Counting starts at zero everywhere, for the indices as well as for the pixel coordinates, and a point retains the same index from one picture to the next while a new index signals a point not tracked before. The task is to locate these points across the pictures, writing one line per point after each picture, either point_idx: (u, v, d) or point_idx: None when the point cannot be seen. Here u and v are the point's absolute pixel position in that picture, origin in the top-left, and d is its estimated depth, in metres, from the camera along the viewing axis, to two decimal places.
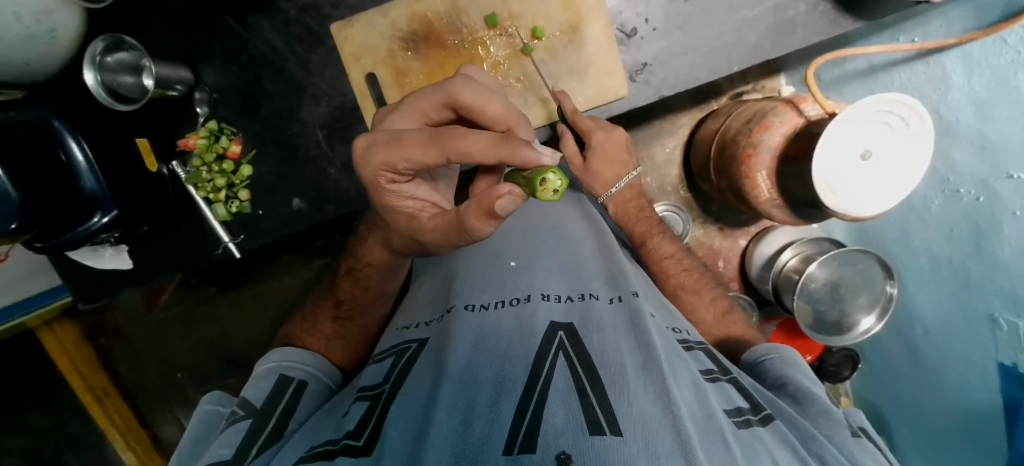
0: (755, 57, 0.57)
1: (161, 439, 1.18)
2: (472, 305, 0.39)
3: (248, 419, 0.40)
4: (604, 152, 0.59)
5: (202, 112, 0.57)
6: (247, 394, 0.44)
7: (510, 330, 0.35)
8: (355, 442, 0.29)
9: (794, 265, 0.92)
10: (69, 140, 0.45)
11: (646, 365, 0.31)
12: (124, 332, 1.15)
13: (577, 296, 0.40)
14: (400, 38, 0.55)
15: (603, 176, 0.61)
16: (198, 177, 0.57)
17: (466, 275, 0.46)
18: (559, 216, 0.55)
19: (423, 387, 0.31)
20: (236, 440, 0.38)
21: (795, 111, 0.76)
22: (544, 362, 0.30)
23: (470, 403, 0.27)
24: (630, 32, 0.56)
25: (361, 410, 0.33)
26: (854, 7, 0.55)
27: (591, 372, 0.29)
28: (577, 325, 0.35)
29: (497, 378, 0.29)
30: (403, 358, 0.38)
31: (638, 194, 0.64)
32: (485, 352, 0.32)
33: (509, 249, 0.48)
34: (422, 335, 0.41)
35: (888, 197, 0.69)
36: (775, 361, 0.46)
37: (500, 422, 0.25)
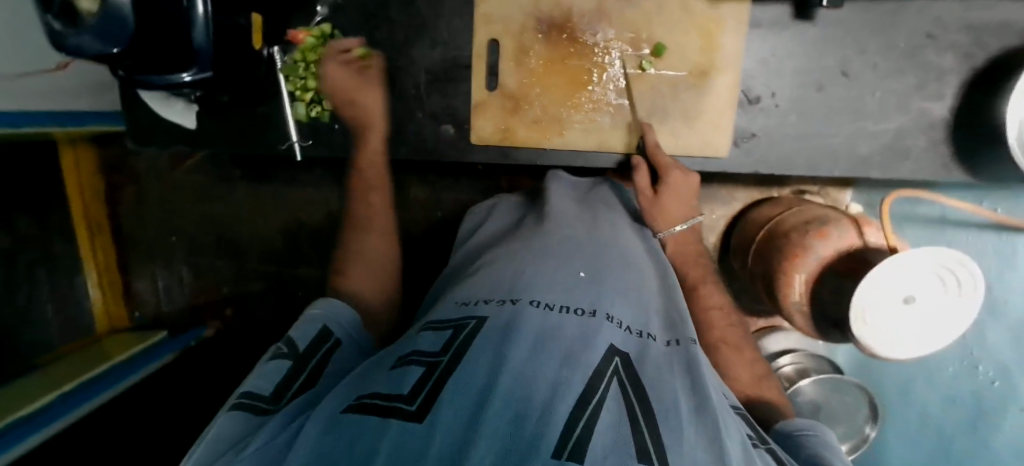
0: (857, 170, 0.57)
1: (132, 292, 1.19)
2: (538, 302, 0.39)
3: (287, 359, 0.39)
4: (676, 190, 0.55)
5: (320, 12, 0.57)
6: (290, 335, 0.42)
7: (574, 336, 0.35)
8: (407, 406, 0.28)
9: (789, 373, 0.89)
10: None
11: (699, 412, 0.32)
12: (139, 179, 1.14)
13: (638, 330, 0.40)
14: (537, 17, 0.54)
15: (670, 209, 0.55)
16: (293, 70, 0.56)
17: (531, 269, 0.45)
18: (627, 240, 0.54)
19: (481, 366, 0.31)
20: (273, 379, 0.36)
21: (857, 231, 0.76)
22: (601, 380, 0.31)
23: (524, 400, 0.27)
24: (752, 98, 0.55)
25: (417, 374, 0.32)
26: (971, 160, 0.55)
27: (644, 402, 0.31)
28: (634, 358, 0.36)
29: (553, 380, 0.29)
30: (462, 331, 0.37)
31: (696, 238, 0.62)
32: (545, 353, 0.32)
33: (580, 258, 0.48)
34: (482, 314, 0.39)
35: (911, 345, 0.69)
36: (811, 439, 0.42)
37: (551, 424, 0.25)
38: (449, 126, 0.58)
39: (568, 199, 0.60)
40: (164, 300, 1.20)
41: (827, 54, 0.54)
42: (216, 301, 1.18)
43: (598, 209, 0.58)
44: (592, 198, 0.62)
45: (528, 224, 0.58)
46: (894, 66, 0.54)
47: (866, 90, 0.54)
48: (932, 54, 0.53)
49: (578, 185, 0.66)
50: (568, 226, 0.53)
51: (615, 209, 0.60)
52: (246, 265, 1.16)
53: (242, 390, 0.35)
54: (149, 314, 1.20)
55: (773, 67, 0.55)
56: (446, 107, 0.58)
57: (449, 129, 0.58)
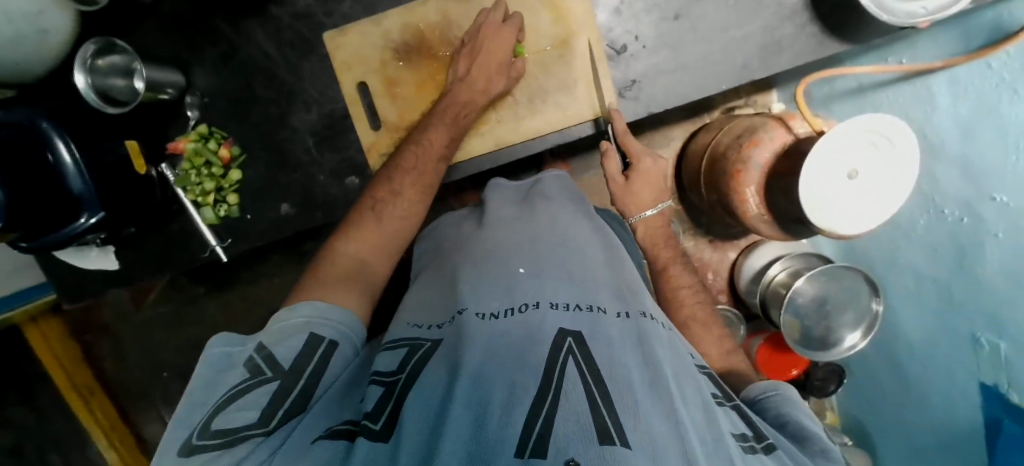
0: (743, 77, 0.58)
1: (143, 438, 1.18)
2: (484, 313, 0.39)
3: (277, 379, 0.38)
4: (646, 178, 0.63)
5: (192, 116, 0.57)
6: (275, 348, 0.40)
7: (520, 335, 0.36)
8: (372, 424, 0.32)
9: (783, 279, 0.93)
10: (57, 141, 0.46)
11: (655, 385, 0.32)
12: (110, 328, 1.14)
13: (586, 306, 0.41)
14: (392, 48, 0.55)
15: (637, 198, 0.64)
16: (186, 180, 0.57)
17: (472, 276, 0.46)
18: (566, 227, 0.54)
19: (439, 381, 0.33)
20: (260, 405, 0.35)
21: (785, 128, 0.77)
22: (556, 366, 0.32)
23: (484, 401, 0.29)
24: (620, 48, 0.57)
25: (377, 394, 0.35)
26: (839, 29, 0.56)
27: (599, 382, 0.31)
28: (585, 335, 0.36)
29: (510, 382, 0.30)
30: (417, 352, 0.39)
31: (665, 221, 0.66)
32: (499, 354, 0.33)
33: (520, 254, 0.48)
34: (436, 335, 0.41)
35: (868, 217, 0.70)
36: (774, 398, 0.44)
37: (511, 427, 0.26)
38: (352, 177, 0.58)
39: (505, 203, 0.61)
40: None
41: None
42: None
43: (536, 204, 0.59)
44: (533, 194, 0.63)
45: (466, 232, 0.59)
46: None
47: (719, 1, 0.56)
48: None
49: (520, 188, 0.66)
50: (505, 228, 0.54)
51: (552, 199, 0.61)
52: None
53: (223, 422, 0.34)
54: None
55: (627, 13, 0.56)
56: (342, 160, 0.58)
57: (353, 181, 0.59)
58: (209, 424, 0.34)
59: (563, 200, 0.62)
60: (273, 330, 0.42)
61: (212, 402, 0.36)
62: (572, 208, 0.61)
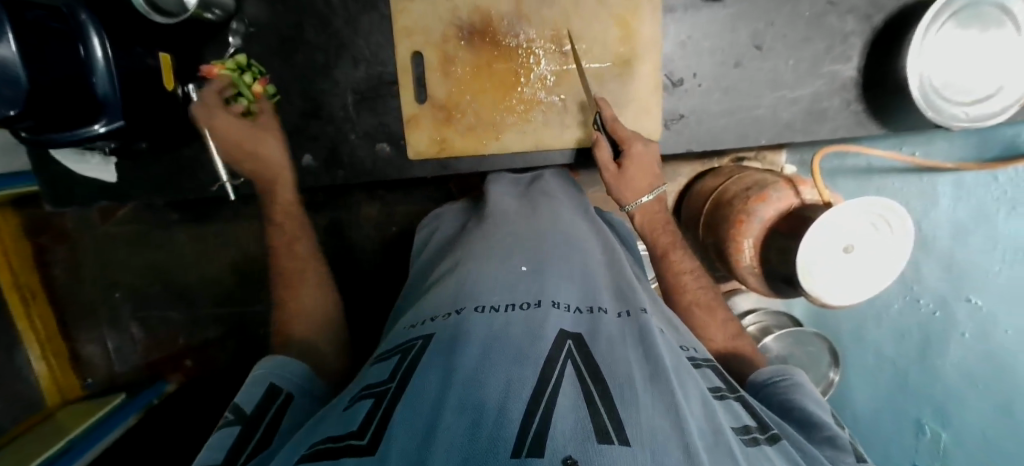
0: (783, 135, 0.60)
1: (80, 357, 1.11)
2: (483, 307, 0.39)
3: (236, 425, 0.35)
4: (640, 162, 0.54)
5: (233, 43, 0.56)
6: (236, 400, 0.38)
7: (520, 331, 0.35)
8: (358, 440, 0.27)
9: (753, 332, 0.95)
10: (91, 37, 0.42)
11: (654, 376, 0.32)
12: (69, 237, 1.07)
13: (586, 308, 0.41)
14: (456, 26, 0.54)
15: (632, 182, 0.54)
16: (210, 108, 0.53)
17: (474, 273, 0.45)
18: (569, 226, 0.53)
19: (431, 382, 0.31)
20: (223, 446, 0.32)
21: (793, 190, 0.80)
22: (554, 367, 0.31)
23: (478, 402, 0.27)
24: (676, 81, 0.57)
25: (367, 406, 0.32)
26: (880, 114, 0.59)
27: (598, 380, 0.31)
28: (585, 336, 0.36)
29: (506, 379, 0.29)
30: (407, 358, 0.37)
31: (660, 211, 0.57)
32: (496, 353, 0.32)
33: (523, 252, 0.48)
34: (428, 331, 0.39)
35: (862, 289, 0.73)
36: (783, 383, 0.46)
37: (508, 423, 0.25)
38: (384, 144, 0.58)
39: (511, 195, 0.57)
40: (116, 361, 1.13)
41: (739, 30, 0.56)
42: (173, 352, 1.13)
43: (539, 202, 0.56)
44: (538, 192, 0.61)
45: (475, 223, 0.58)
46: (802, 35, 0.57)
47: (780, 60, 0.57)
48: (834, 19, 0.56)
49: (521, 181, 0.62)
50: (510, 223, 0.53)
51: (557, 196, 0.59)
52: (201, 311, 1.11)
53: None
54: (103, 379, 1.12)
55: (691, 48, 0.57)
56: (379, 125, 0.58)
57: (384, 147, 0.58)
58: None
59: (568, 196, 0.58)
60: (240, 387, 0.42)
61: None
62: (575, 203, 0.58)
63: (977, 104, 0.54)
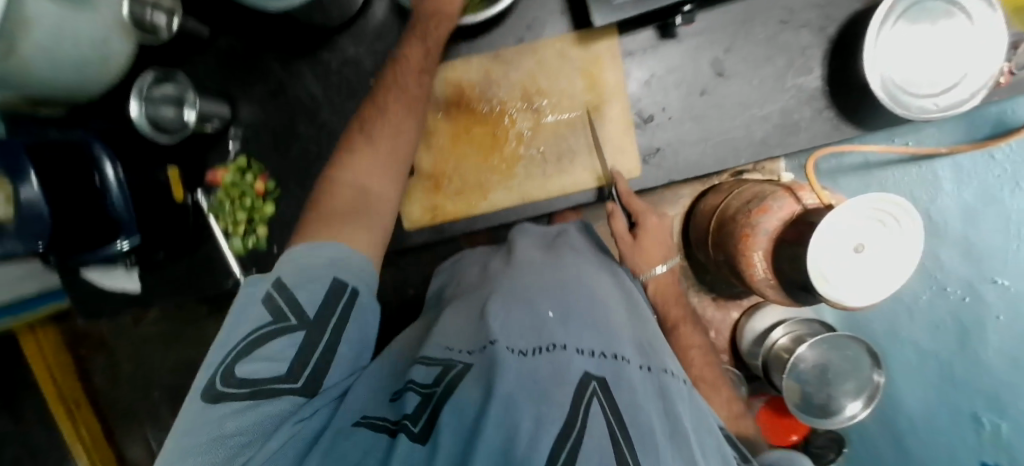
0: (761, 152, 0.61)
1: (127, 459, 1.15)
2: (514, 348, 0.41)
3: (301, 329, 0.41)
4: (653, 235, 0.59)
5: (233, 148, 0.60)
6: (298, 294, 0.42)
7: (548, 374, 0.37)
8: (412, 425, 0.35)
9: (785, 344, 0.94)
10: (104, 162, 0.48)
11: (674, 436, 0.34)
12: (105, 343, 1.12)
13: (610, 354, 0.41)
14: (433, 101, 0.59)
15: (645, 251, 0.59)
16: (221, 209, 0.59)
17: (503, 309, 0.48)
18: (593, 280, 0.53)
19: (474, 400, 0.35)
20: (286, 359, 0.39)
21: (793, 197, 0.80)
22: (580, 406, 0.33)
23: (510, 431, 0.31)
24: (646, 117, 0.60)
25: (416, 401, 0.38)
26: (854, 116, 0.60)
27: (623, 427, 0.32)
28: (610, 380, 0.37)
29: (534, 413, 0.32)
30: (450, 372, 0.41)
31: (673, 279, 0.61)
32: (528, 387, 0.35)
33: (548, 296, 0.49)
34: (467, 359, 0.42)
35: (875, 290, 0.72)
36: None
37: (537, 455, 0.29)
38: None
39: (535, 247, 0.60)
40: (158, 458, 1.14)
41: (700, 61, 0.59)
42: None
43: (564, 254, 0.58)
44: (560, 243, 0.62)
45: (496, 263, 0.61)
46: (761, 56, 0.59)
47: (743, 82, 0.59)
48: (788, 36, 0.59)
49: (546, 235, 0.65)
50: (535, 271, 0.54)
51: (579, 251, 0.60)
52: None
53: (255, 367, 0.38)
54: None
55: (656, 85, 0.59)
56: None
57: None
58: (232, 370, 0.38)
59: (587, 252, 0.61)
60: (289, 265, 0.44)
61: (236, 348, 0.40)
62: (596, 263, 0.59)
63: (945, 94, 0.55)
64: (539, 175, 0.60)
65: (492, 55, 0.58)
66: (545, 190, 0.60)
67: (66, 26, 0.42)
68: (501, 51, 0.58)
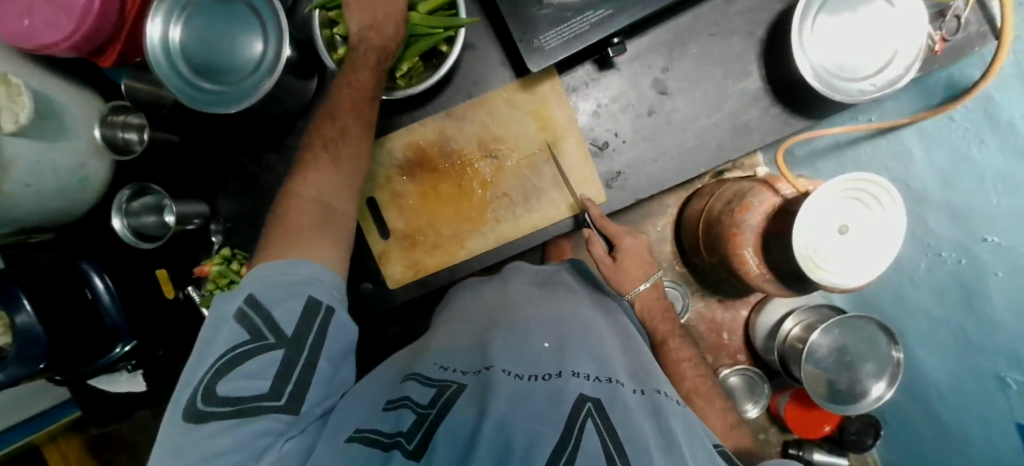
0: (719, 158, 0.63)
1: None
2: (510, 370, 0.42)
3: (279, 348, 0.40)
4: (631, 256, 0.64)
5: (216, 241, 0.62)
6: (274, 314, 0.41)
7: (542, 396, 0.38)
8: (407, 443, 0.36)
9: (797, 334, 0.93)
10: (93, 276, 0.53)
11: (669, 449, 0.35)
12: (129, 443, 1.13)
13: (606, 378, 0.42)
14: (396, 165, 0.62)
15: (631, 273, 0.64)
16: (211, 301, 0.59)
17: (500, 338, 0.49)
18: (589, 319, 0.54)
19: (468, 417, 0.37)
20: (269, 376, 0.38)
21: (772, 191, 0.81)
22: (574, 426, 0.34)
23: (505, 452, 0.32)
24: (602, 145, 0.62)
25: (412, 418, 0.38)
26: (800, 109, 0.62)
27: (617, 444, 0.33)
28: (605, 401, 0.38)
29: (528, 437, 0.33)
30: (445, 392, 0.42)
31: (659, 295, 0.66)
32: (523, 409, 0.36)
33: (545, 329, 0.50)
34: (463, 379, 0.44)
35: (869, 269, 0.72)
36: None
37: None
38: (367, 283, 0.63)
39: (531, 286, 0.63)
40: None
41: (640, 85, 0.62)
42: None
43: (559, 293, 0.61)
44: (555, 281, 0.64)
45: (490, 290, 0.63)
46: (699, 69, 0.62)
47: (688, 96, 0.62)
48: (721, 46, 0.61)
49: (540, 273, 0.67)
50: (528, 304, 0.57)
51: (577, 291, 0.62)
52: None
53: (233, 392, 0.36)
54: None
55: (604, 114, 0.62)
56: (358, 267, 0.63)
57: (367, 286, 0.63)
58: (213, 388, 0.37)
59: (581, 291, 0.62)
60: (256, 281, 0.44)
61: (205, 371, 0.38)
62: (591, 301, 0.61)
63: (879, 74, 0.57)
64: (518, 213, 0.62)
65: (445, 114, 0.61)
66: (526, 232, 0.62)
67: (45, 160, 0.46)
68: (452, 109, 0.61)
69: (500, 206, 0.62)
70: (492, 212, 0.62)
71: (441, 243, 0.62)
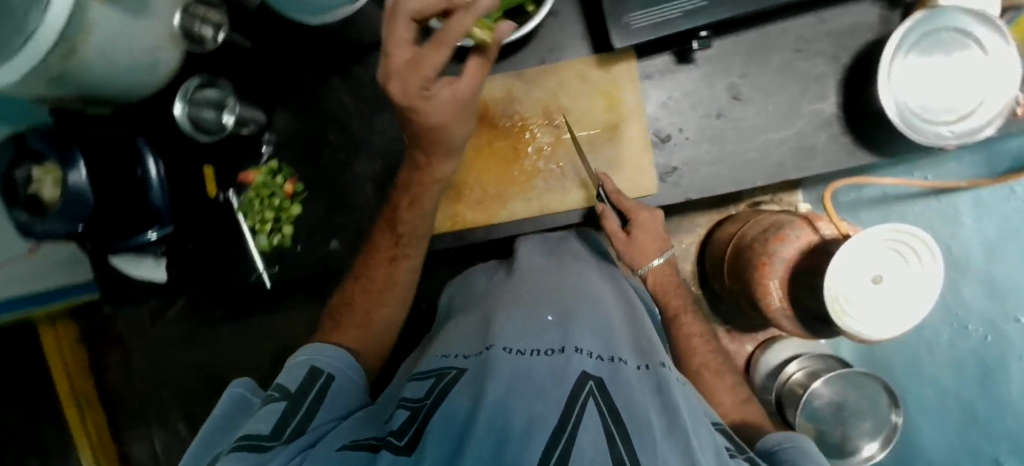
0: (777, 175, 0.62)
1: (130, 460, 1.15)
2: (511, 348, 0.41)
3: (283, 401, 0.44)
4: (647, 230, 0.58)
5: (266, 151, 0.65)
6: (282, 381, 0.48)
7: (544, 373, 0.37)
8: (397, 440, 0.36)
9: (799, 379, 0.90)
10: (147, 157, 0.51)
11: (671, 425, 0.33)
12: (123, 342, 1.14)
13: (608, 356, 0.40)
14: None
15: (642, 245, 0.58)
16: (251, 207, 0.61)
17: (504, 317, 0.47)
18: (591, 283, 0.54)
19: (463, 407, 0.35)
20: (275, 413, 0.42)
21: (812, 227, 0.73)
22: (575, 406, 0.33)
23: (503, 432, 0.31)
24: (664, 137, 0.62)
25: (403, 417, 0.39)
26: (870, 143, 0.61)
27: (619, 423, 0.32)
28: (607, 380, 0.37)
29: (527, 417, 0.31)
30: (443, 379, 0.41)
31: (671, 272, 0.62)
32: (522, 386, 0.35)
33: (550, 302, 0.49)
34: (462, 363, 0.43)
35: (901, 322, 0.65)
36: (791, 451, 0.42)
37: (529, 451, 0.29)
38: None
39: (538, 251, 0.60)
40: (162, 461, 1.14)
41: (715, 85, 0.61)
42: None
43: (566, 261, 0.59)
44: (562, 249, 0.63)
45: (500, 278, 0.61)
46: (777, 83, 0.61)
47: (760, 107, 0.61)
48: (804, 64, 0.60)
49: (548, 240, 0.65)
50: (534, 277, 0.55)
51: (581, 258, 0.60)
52: None
53: (242, 435, 0.40)
54: None
55: (673, 107, 0.61)
56: None
57: None
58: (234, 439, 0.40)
59: (589, 258, 0.60)
60: (284, 367, 0.51)
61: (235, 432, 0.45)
62: (598, 269, 0.59)
63: (960, 122, 0.56)
64: (558, 184, 0.62)
65: (516, 74, 0.61)
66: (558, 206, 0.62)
67: (131, 36, 0.46)
68: (524, 70, 0.61)
69: (542, 177, 0.62)
70: (540, 181, 0.62)
71: (484, 199, 0.63)
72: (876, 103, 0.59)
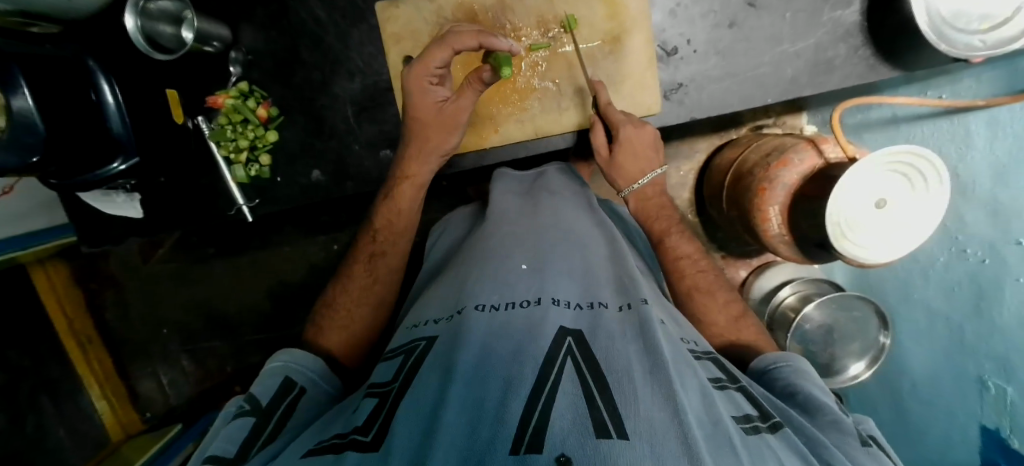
0: (790, 92, 0.57)
1: (139, 393, 1.17)
2: (483, 305, 0.40)
3: (251, 416, 0.40)
4: (632, 147, 0.56)
5: (234, 72, 0.61)
6: (256, 391, 0.43)
7: (520, 330, 0.35)
8: (362, 436, 0.31)
9: (792, 302, 0.90)
10: (100, 81, 0.45)
11: (651, 372, 0.31)
12: (115, 280, 1.12)
13: (587, 303, 0.41)
14: (442, 25, 0.58)
15: (625, 169, 0.57)
16: (222, 134, 0.61)
17: (474, 274, 0.46)
18: (570, 222, 0.55)
19: (433, 381, 0.32)
20: (238, 439, 0.37)
21: (816, 150, 0.69)
22: (554, 365, 0.31)
23: (479, 400, 0.28)
24: (670, 50, 0.58)
25: (370, 406, 0.35)
26: (893, 56, 0.55)
27: (597, 376, 0.30)
28: (585, 333, 0.36)
29: (504, 380, 0.29)
30: (412, 355, 0.39)
31: (661, 193, 0.60)
32: (495, 354, 0.33)
33: (521, 252, 0.48)
34: (432, 331, 0.41)
35: (896, 246, 0.62)
36: (785, 368, 0.44)
37: (507, 421, 0.25)
38: (387, 150, 0.63)
39: (512, 195, 0.62)
40: (171, 394, 1.17)
41: None
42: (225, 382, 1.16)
43: (541, 198, 0.61)
44: (537, 188, 0.64)
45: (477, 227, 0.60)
46: None
47: (776, 15, 0.55)
48: None
49: (524, 178, 0.67)
50: (511, 222, 0.55)
51: (555, 193, 0.62)
52: (242, 338, 1.12)
53: (206, 456, 0.36)
54: (160, 411, 1.17)
55: (681, 15, 0.56)
56: (380, 133, 0.62)
57: (387, 154, 0.63)
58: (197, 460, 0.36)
59: (567, 193, 0.63)
60: (259, 376, 0.46)
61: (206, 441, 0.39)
62: (577, 201, 0.62)
63: (993, 31, 0.50)
64: (541, 97, 0.60)
65: None
66: (540, 127, 0.61)
67: None
68: None
69: (520, 104, 0.60)
70: (528, 95, 0.60)
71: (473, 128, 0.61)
72: (903, 11, 0.53)
